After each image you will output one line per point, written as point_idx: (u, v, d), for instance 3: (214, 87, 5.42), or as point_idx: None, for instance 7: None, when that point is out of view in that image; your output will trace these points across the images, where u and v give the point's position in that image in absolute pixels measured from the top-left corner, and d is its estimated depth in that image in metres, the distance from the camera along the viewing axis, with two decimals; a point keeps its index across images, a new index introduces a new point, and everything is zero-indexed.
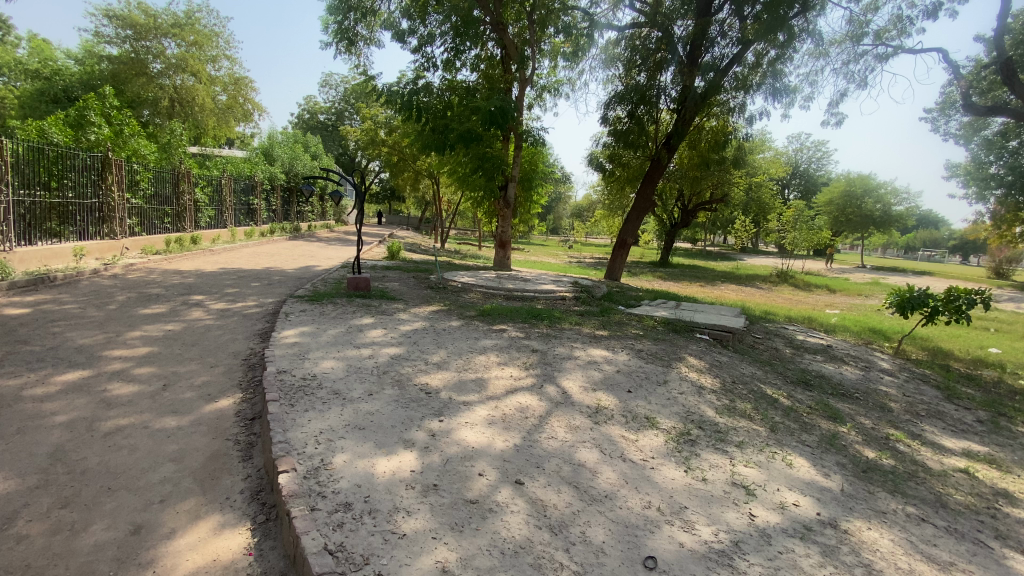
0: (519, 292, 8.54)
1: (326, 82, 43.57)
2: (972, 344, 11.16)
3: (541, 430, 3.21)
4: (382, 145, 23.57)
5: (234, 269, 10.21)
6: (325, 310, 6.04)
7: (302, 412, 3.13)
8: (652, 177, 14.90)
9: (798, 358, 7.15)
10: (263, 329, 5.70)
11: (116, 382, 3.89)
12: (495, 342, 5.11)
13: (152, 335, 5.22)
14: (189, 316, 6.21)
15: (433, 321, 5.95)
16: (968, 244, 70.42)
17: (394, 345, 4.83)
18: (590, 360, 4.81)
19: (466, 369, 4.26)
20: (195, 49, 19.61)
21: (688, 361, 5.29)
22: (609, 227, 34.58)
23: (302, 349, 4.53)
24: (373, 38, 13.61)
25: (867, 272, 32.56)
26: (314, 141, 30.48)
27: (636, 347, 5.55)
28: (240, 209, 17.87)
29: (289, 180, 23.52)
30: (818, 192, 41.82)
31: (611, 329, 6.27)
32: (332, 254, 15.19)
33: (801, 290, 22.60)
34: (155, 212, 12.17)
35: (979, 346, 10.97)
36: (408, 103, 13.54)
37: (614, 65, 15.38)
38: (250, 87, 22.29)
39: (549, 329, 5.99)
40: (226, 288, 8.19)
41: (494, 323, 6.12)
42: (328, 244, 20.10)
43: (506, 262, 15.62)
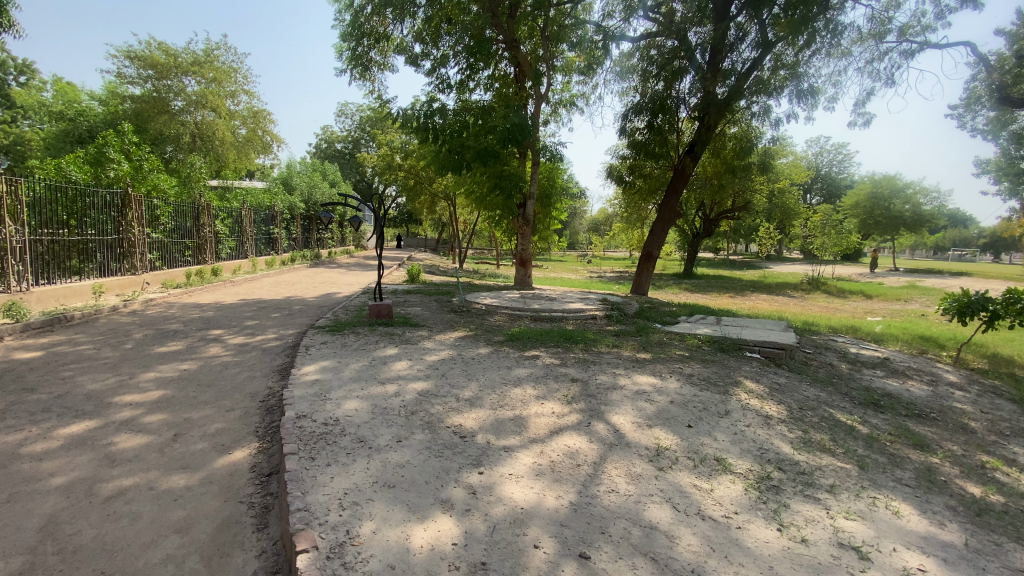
0: (547, 313, 8.10)
1: (342, 111, 44.49)
2: None
3: (598, 481, 2.76)
4: (398, 169, 23.61)
5: (254, 300, 10.02)
6: (347, 342, 5.69)
7: (323, 468, 2.73)
8: (676, 187, 14.46)
9: (857, 375, 6.53)
10: (283, 364, 5.36)
11: (123, 433, 3.56)
12: (530, 372, 4.67)
13: (166, 376, 4.93)
14: (206, 352, 5.93)
15: (460, 349, 5.55)
16: (1002, 243, 67.85)
17: (422, 379, 4.43)
18: (638, 391, 4.33)
19: (503, 405, 3.82)
20: (215, 86, 20.01)
21: (745, 386, 4.77)
22: (629, 241, 34.05)
23: (323, 387, 4.15)
24: (387, 63, 13.56)
25: (900, 276, 31.26)
26: (331, 169, 30.84)
27: (684, 372, 5.05)
28: (261, 239, 17.95)
29: (307, 208, 23.68)
30: (842, 195, 40.73)
31: (652, 352, 5.78)
32: (352, 280, 15.02)
33: (835, 297, 21.70)
34: (176, 245, 12.17)
35: None
36: (423, 125, 13.41)
37: (629, 77, 15.10)
38: (268, 119, 22.64)
39: (585, 353, 5.54)
40: (245, 320, 7.95)
41: (526, 348, 5.68)
42: (347, 269, 20.01)
43: (527, 281, 15.26)
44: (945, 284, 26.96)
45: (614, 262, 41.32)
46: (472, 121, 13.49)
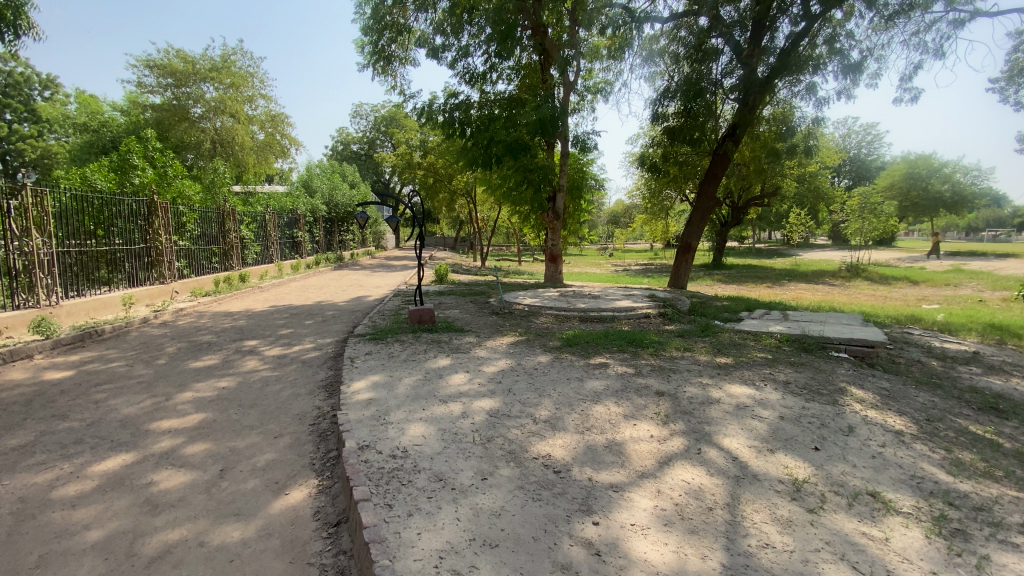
0: (597, 312, 7.56)
1: (358, 113, 44.41)
2: None
3: (744, 532, 2.24)
4: (417, 168, 23.17)
5: (285, 306, 9.67)
6: (394, 352, 5.22)
7: (406, 520, 2.24)
8: (716, 173, 13.72)
9: (955, 373, 5.84)
10: (328, 378, 4.92)
11: (165, 469, 3.14)
12: (606, 383, 4.14)
13: (206, 396, 4.53)
14: (244, 366, 5.53)
15: (519, 356, 5.04)
16: None
17: (488, 395, 3.92)
18: (737, 406, 3.76)
19: (590, 427, 3.30)
20: (233, 91, 19.82)
21: (853, 396, 4.17)
22: (653, 233, 33.20)
23: (380, 408, 3.68)
24: (408, 57, 13.09)
25: (942, 259, 29.82)
26: (350, 170, 30.61)
27: (777, 379, 4.45)
28: (285, 242, 17.72)
29: (329, 210, 23.44)
30: (873, 178, 39.21)
31: (731, 355, 5.20)
32: (380, 282, 14.64)
33: (878, 284, 20.65)
34: (203, 252, 11.91)
35: None
36: (449, 120, 12.92)
37: (657, 61, 14.35)
38: (286, 123, 22.44)
39: (658, 359, 4.98)
40: (280, 329, 7.57)
41: (590, 354, 5.15)
42: (372, 270, 19.68)
43: (558, 277, 14.70)
44: (993, 266, 25.61)
45: (637, 254, 40.47)
46: (499, 113, 12.87)
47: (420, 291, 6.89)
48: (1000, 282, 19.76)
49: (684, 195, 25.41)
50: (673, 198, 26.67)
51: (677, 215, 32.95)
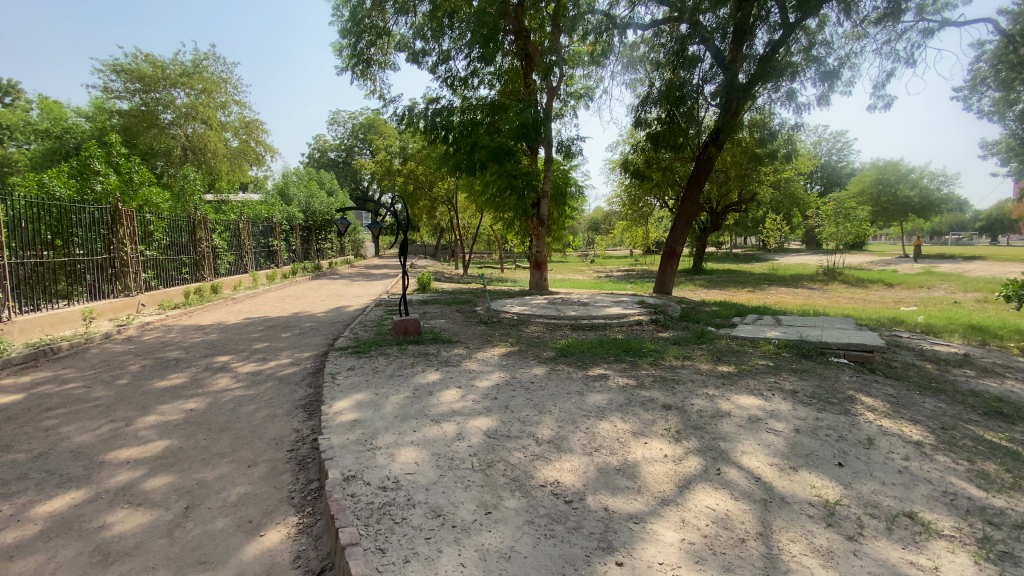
0: (588, 320, 7.34)
1: (335, 120, 43.81)
2: None
3: (784, 569, 2.00)
4: (397, 175, 22.80)
5: (260, 318, 9.21)
6: (378, 367, 4.89)
7: (403, 568, 1.95)
8: (699, 178, 13.74)
9: (953, 376, 5.76)
10: (307, 397, 4.56)
11: (120, 509, 2.76)
12: (609, 397, 3.89)
13: (172, 420, 4.13)
14: (215, 385, 5.12)
15: (513, 369, 4.76)
16: (1000, 225, 67.86)
17: (484, 412, 3.63)
18: (749, 419, 3.55)
19: (597, 447, 3.03)
20: (205, 96, 19.20)
21: (863, 404, 4.01)
22: (634, 239, 33.34)
23: (366, 430, 3.35)
24: (388, 62, 12.82)
25: (914, 262, 30.58)
26: (328, 177, 30.03)
27: (784, 389, 4.27)
28: (261, 252, 17.13)
29: (306, 219, 22.84)
30: (845, 184, 40.29)
31: (732, 364, 5.02)
32: (360, 291, 14.22)
33: (855, 288, 20.98)
34: (172, 262, 11.34)
35: None
36: (431, 126, 12.65)
37: (638, 69, 14.39)
38: (261, 129, 21.88)
39: (659, 369, 4.76)
40: (254, 343, 7.14)
41: (587, 365, 4.90)
42: (352, 279, 19.20)
43: (543, 284, 14.57)
44: (962, 268, 26.41)
45: (618, 261, 40.63)
46: (482, 119, 12.65)
47: (406, 300, 6.56)
48: (971, 283, 20.31)
49: (665, 201, 25.56)
50: (654, 205, 26.81)
51: (657, 222, 33.19)
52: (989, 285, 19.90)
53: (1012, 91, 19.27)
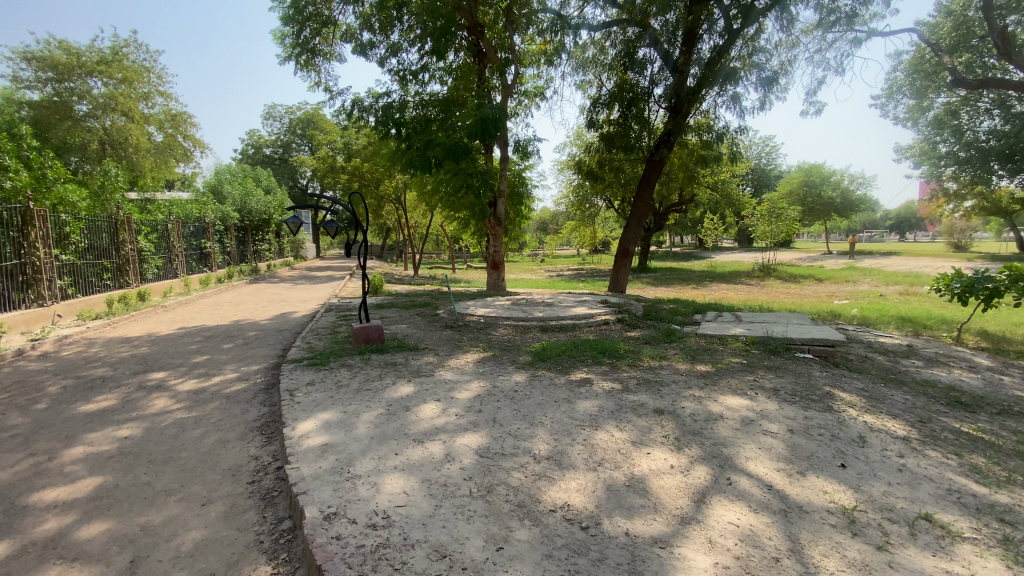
0: (556, 321, 7.18)
1: (269, 115, 41.53)
2: (1007, 322, 10.60)
3: None
4: (341, 172, 21.90)
5: (198, 328, 8.40)
6: (343, 380, 4.48)
7: None
8: (650, 178, 13.95)
9: (904, 366, 6.07)
10: (263, 416, 4.08)
11: (47, 569, 2.27)
12: (599, 404, 3.71)
13: (104, 451, 3.57)
14: (152, 406, 4.51)
15: (492, 376, 4.50)
16: (906, 223, 74.60)
17: (471, 426, 3.35)
18: (742, 422, 3.48)
19: (601, 461, 2.83)
20: (126, 86, 17.52)
21: (843, 401, 4.06)
22: (581, 238, 33.80)
23: (342, 454, 2.99)
24: (333, 53, 12.13)
25: (838, 258, 32.90)
26: (264, 174, 28.36)
27: (766, 387, 4.27)
28: (192, 254, 15.80)
29: (242, 218, 21.39)
30: (775, 186, 42.81)
31: (710, 362, 5.00)
32: (306, 295, 13.42)
33: (790, 283, 22.20)
34: (92, 268, 10.17)
35: (1015, 324, 10.41)
36: (383, 120, 12.09)
37: (589, 70, 14.53)
38: (189, 123, 20.31)
39: (642, 371, 4.64)
40: (193, 356, 6.44)
41: (567, 369, 4.72)
42: (295, 283, 18.15)
43: (501, 284, 14.66)
44: (880, 263, 28.69)
45: (566, 260, 41.06)
46: (435, 115, 12.24)
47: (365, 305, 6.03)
48: (891, 278, 22.06)
49: (612, 201, 26.01)
50: (601, 205, 27.23)
51: (604, 221, 33.82)
52: (906, 279, 21.64)
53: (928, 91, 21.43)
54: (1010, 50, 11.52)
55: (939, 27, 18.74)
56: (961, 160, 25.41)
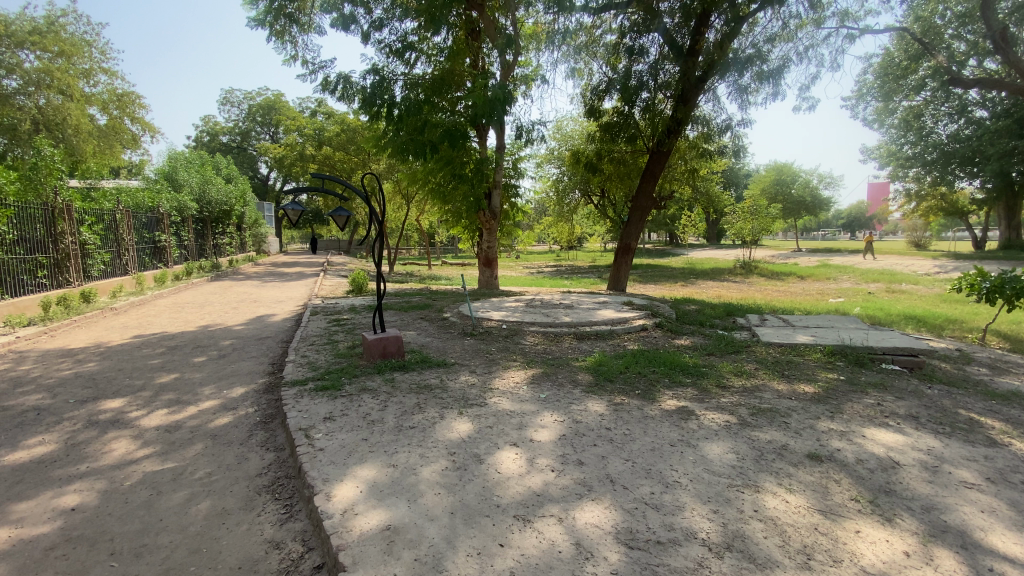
0: (590, 326, 6.30)
1: (225, 100, 38.92)
2: (1013, 321, 10.43)
3: None
4: (311, 161, 20.49)
5: (159, 336, 7.10)
6: (372, 412, 3.46)
7: None
8: (654, 171, 13.29)
9: (984, 373, 5.46)
10: (272, 469, 3.02)
11: None
12: (732, 448, 2.85)
13: (43, 538, 2.45)
14: (108, 454, 3.35)
15: (564, 402, 3.59)
16: (858, 222, 78.25)
17: (589, 489, 2.41)
18: (925, 470, 2.71)
19: (807, 552, 1.99)
20: (64, 61, 15.53)
21: (999, 431, 3.36)
22: (559, 235, 33.16)
23: (423, 547, 2.02)
24: (312, 24, 10.86)
25: (809, 255, 33.45)
26: (223, 162, 26.36)
27: (900, 414, 3.53)
28: (145, 248, 14.08)
29: (201, 209, 19.53)
30: (743, 185, 43.57)
31: (807, 380, 4.23)
32: (280, 295, 12.09)
33: (774, 280, 22.19)
34: (22, 263, 8.61)
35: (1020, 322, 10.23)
36: (370, 99, 10.87)
37: (589, 55, 13.76)
38: (138, 104, 18.38)
39: (741, 397, 3.80)
40: (157, 373, 5.22)
41: (650, 391, 3.86)
42: (262, 280, 16.63)
43: (493, 282, 13.86)
44: (851, 261, 29.30)
45: (541, 257, 40.25)
46: (425, 97, 11.19)
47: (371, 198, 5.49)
48: (870, 275, 22.35)
49: (594, 196, 25.37)
50: (581, 200, 26.36)
51: (581, 218, 33.31)
52: (883, 277, 21.87)
53: (898, 80, 21.88)
54: (1000, 46, 11.18)
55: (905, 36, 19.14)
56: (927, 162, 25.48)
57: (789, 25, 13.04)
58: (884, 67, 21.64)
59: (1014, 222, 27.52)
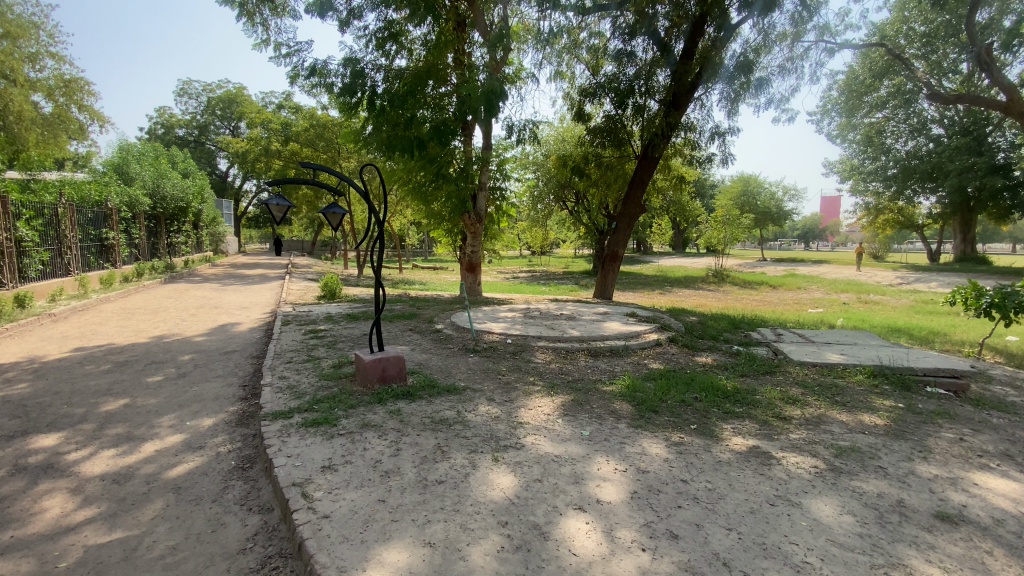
0: (602, 342, 5.75)
1: (182, 91, 36.72)
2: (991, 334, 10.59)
3: None
4: (277, 157, 19.30)
5: (106, 349, 6.10)
6: (381, 459, 2.76)
7: None
8: (641, 177, 12.89)
9: (1016, 394, 5.22)
10: (259, 543, 2.30)
11: None
12: (844, 509, 2.34)
13: None
14: (36, 518, 2.53)
15: (614, 442, 3.00)
16: (813, 233, 81.54)
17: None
18: None
19: None
20: (9, 43, 13.93)
21: None
22: (532, 240, 32.75)
23: None
24: (286, 7, 9.95)
25: (776, 265, 34.21)
26: (179, 156, 24.68)
27: (990, 452, 3.12)
28: (90, 247, 12.69)
29: (155, 206, 17.99)
30: (710, 196, 44.44)
31: (867, 409, 3.81)
32: (245, 300, 11.05)
33: (748, 289, 22.42)
34: None
35: (999, 334, 10.39)
36: (349, 87, 9.98)
37: (577, 58, 13.38)
38: (87, 91, 16.80)
39: (810, 432, 3.32)
40: (104, 398, 4.33)
41: (707, 426, 3.32)
42: (221, 283, 15.37)
43: (476, 288, 13.19)
44: (816, 271, 30.08)
45: (513, 262, 39.75)
46: (408, 91, 10.46)
47: (369, 195, 4.75)
48: (838, 286, 22.87)
49: (570, 203, 25.04)
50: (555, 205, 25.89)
51: (555, 225, 33.02)
52: (851, 287, 22.45)
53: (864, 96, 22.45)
54: (986, 64, 11.30)
55: (871, 52, 19.69)
56: (889, 176, 25.94)
57: (777, 34, 12.92)
58: (848, 84, 22.26)
59: (968, 236, 28.83)
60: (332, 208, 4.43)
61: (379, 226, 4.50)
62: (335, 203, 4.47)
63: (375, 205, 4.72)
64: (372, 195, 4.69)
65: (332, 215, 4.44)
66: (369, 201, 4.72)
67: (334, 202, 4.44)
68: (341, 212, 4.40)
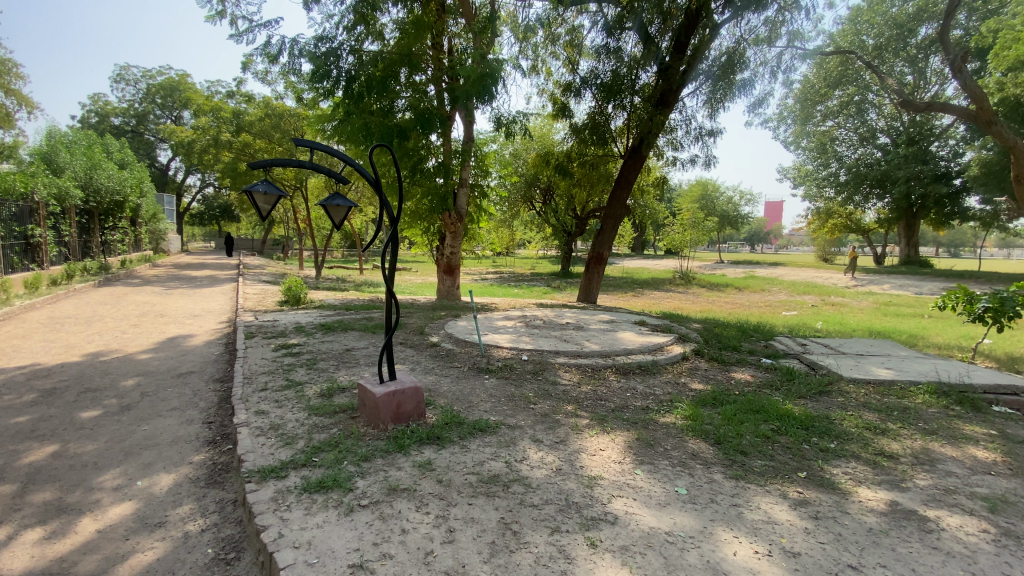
0: (628, 357, 5.10)
1: (118, 77, 33.68)
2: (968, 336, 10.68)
3: None
4: (226, 148, 17.55)
5: (23, 372, 4.89)
6: (436, 549, 1.98)
7: None
8: (627, 177, 12.37)
9: None
10: None
11: None
12: None
13: None
14: None
15: (725, 507, 2.32)
16: (761, 236, 84.89)
17: None
18: None
19: None
20: None
21: None
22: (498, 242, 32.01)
23: None
24: None
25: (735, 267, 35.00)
26: (114, 145, 22.37)
27: None
28: (11, 245, 10.99)
29: (86, 199, 15.97)
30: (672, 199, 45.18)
31: (966, 439, 3.31)
32: (197, 307, 9.78)
33: (717, 291, 22.53)
34: None
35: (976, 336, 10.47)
36: (320, 70, 8.90)
37: (560, 53, 12.78)
38: (14, 73, 14.71)
39: (935, 475, 2.75)
40: (19, 444, 3.27)
41: (819, 475, 2.68)
42: (166, 286, 13.81)
43: (454, 292, 12.37)
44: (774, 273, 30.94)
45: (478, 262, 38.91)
46: (383, 76, 9.46)
47: (381, 185, 3.87)
48: (801, 288, 23.46)
49: (538, 204, 24.49)
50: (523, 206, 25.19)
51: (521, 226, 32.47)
52: (812, 289, 23.07)
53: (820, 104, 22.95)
54: None
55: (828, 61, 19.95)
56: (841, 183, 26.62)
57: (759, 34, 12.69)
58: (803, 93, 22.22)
59: (909, 240, 30.00)
60: (334, 200, 3.60)
61: (392, 224, 3.70)
62: (339, 194, 3.63)
63: (387, 198, 3.87)
64: (384, 185, 3.83)
65: (334, 209, 3.60)
66: (382, 194, 3.87)
67: (338, 194, 3.60)
68: (346, 206, 3.58)
